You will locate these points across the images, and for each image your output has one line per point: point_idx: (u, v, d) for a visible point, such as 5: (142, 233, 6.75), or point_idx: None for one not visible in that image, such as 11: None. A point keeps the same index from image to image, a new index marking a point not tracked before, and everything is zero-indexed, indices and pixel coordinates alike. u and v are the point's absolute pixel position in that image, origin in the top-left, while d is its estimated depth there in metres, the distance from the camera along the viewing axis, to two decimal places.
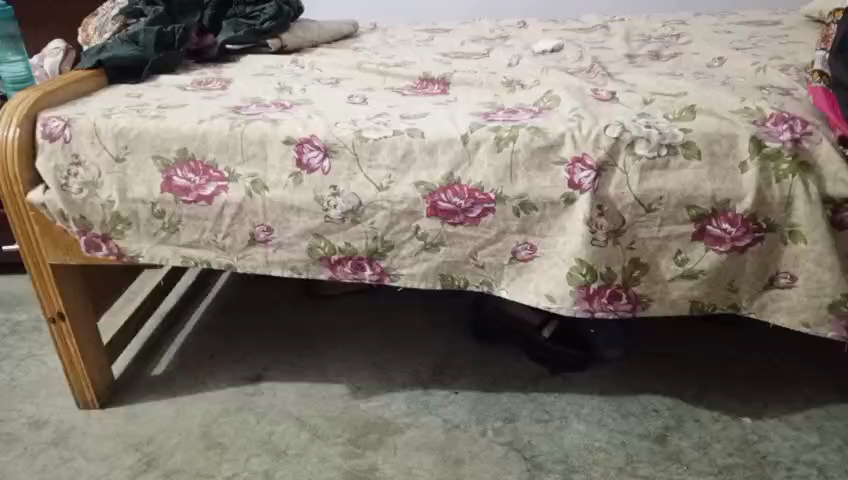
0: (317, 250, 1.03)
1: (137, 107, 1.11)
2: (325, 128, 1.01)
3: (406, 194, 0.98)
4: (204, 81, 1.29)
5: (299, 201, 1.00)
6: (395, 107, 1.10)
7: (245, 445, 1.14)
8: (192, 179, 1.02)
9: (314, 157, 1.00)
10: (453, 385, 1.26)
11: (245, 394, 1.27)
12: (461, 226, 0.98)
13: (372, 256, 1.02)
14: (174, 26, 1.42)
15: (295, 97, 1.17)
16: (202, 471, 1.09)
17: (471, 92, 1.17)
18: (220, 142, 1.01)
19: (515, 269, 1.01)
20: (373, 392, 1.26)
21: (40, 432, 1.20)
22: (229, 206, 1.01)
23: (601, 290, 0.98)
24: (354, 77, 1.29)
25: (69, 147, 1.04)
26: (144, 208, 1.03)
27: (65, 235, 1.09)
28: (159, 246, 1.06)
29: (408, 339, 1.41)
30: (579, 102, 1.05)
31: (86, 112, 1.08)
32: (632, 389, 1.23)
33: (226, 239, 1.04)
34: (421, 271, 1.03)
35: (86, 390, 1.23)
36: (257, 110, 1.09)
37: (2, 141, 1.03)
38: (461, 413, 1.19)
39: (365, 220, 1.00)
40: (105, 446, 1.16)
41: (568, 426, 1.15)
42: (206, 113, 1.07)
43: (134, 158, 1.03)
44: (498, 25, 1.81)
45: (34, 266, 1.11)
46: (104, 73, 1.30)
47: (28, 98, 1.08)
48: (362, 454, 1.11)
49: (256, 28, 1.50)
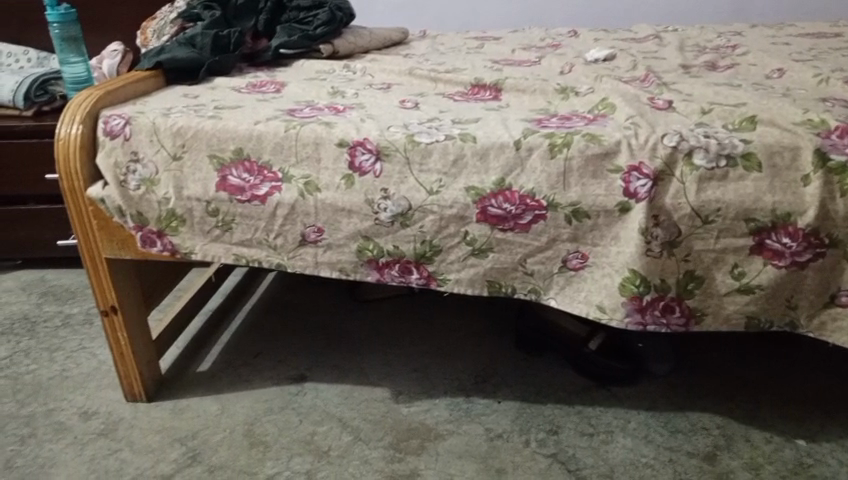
0: (365, 252, 1.03)
1: (195, 107, 1.13)
2: (378, 131, 1.02)
3: (456, 199, 0.97)
4: (259, 84, 1.31)
5: (350, 203, 1.01)
6: (446, 112, 1.10)
7: (287, 444, 1.15)
8: (247, 179, 1.03)
9: (366, 160, 1.00)
10: (496, 394, 1.25)
11: (288, 394, 1.28)
12: (511, 232, 0.98)
13: (419, 260, 1.02)
14: (230, 30, 1.45)
15: (347, 101, 1.18)
16: (245, 468, 1.10)
17: (523, 98, 1.16)
18: (275, 143, 1.03)
19: (565, 278, 1.00)
20: (415, 397, 1.26)
21: (90, 422, 1.23)
22: (281, 206, 1.02)
23: (654, 302, 0.96)
24: (404, 82, 1.30)
25: (128, 145, 1.07)
26: (199, 206, 1.05)
27: (121, 229, 1.11)
28: (212, 244, 1.07)
29: (450, 346, 1.40)
30: (635, 109, 1.03)
31: (146, 111, 1.11)
32: (680, 405, 1.20)
33: (278, 239, 1.05)
34: (468, 276, 1.02)
35: (134, 383, 1.25)
36: (311, 113, 1.10)
37: (65, 138, 1.07)
38: (504, 422, 1.18)
39: (414, 224, 1.00)
40: (151, 440, 1.18)
41: (613, 441, 1.13)
42: (261, 115, 1.08)
43: (190, 157, 1.05)
44: (548, 34, 1.81)
45: (90, 259, 1.14)
46: (162, 73, 1.33)
47: (90, 97, 1.12)
48: (404, 459, 1.11)
49: (310, 33, 1.52)
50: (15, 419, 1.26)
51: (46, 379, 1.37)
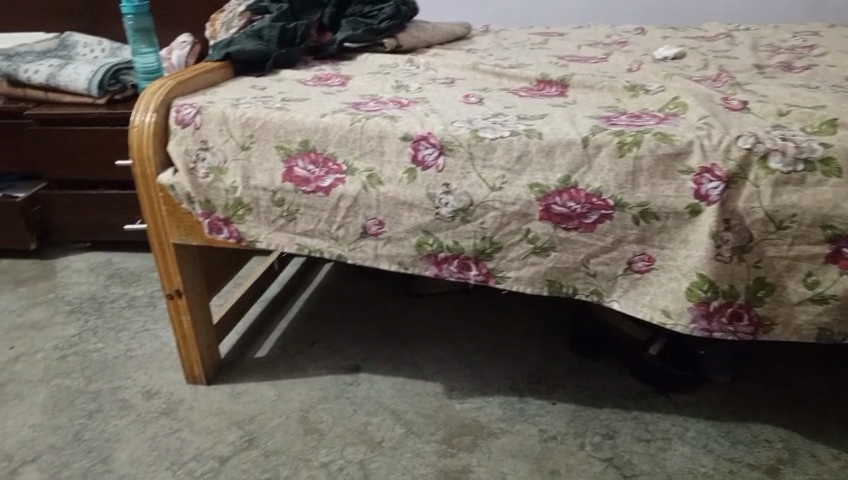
0: (425, 246, 1.03)
1: (263, 98, 1.15)
2: (442, 126, 1.01)
3: (519, 196, 0.96)
4: (324, 77, 1.32)
5: (412, 197, 1.01)
6: (511, 108, 1.09)
7: (341, 433, 1.17)
8: (312, 170, 1.05)
9: (429, 154, 1.00)
10: (550, 396, 1.24)
11: (342, 383, 1.29)
12: (575, 231, 0.96)
13: (479, 256, 1.01)
14: (297, 24, 1.47)
15: (411, 95, 1.17)
16: (300, 455, 1.12)
17: (590, 95, 1.14)
18: (340, 136, 1.04)
19: (629, 281, 0.98)
20: (468, 393, 1.25)
21: (152, 401, 1.27)
22: (345, 198, 1.03)
23: (722, 308, 0.93)
24: (468, 77, 1.29)
25: (198, 134, 1.10)
26: (265, 196, 1.07)
27: (189, 216, 1.14)
28: (276, 233, 1.09)
29: (504, 345, 1.40)
30: (708, 110, 1.00)
31: (216, 101, 1.13)
32: (742, 416, 1.16)
33: (340, 230, 1.06)
34: (528, 274, 1.01)
35: (195, 366, 1.29)
36: (376, 107, 1.10)
37: (140, 125, 1.11)
38: (558, 424, 1.17)
39: (476, 220, 0.99)
40: (210, 421, 1.21)
41: (671, 448, 1.10)
42: (328, 107, 1.09)
43: (258, 147, 1.07)
44: (614, 31, 1.77)
45: (158, 244, 1.18)
46: (231, 65, 1.37)
47: (163, 87, 1.15)
48: (456, 454, 1.11)
49: (374, 27, 1.52)
50: (83, 394, 1.31)
51: (111, 357, 1.43)
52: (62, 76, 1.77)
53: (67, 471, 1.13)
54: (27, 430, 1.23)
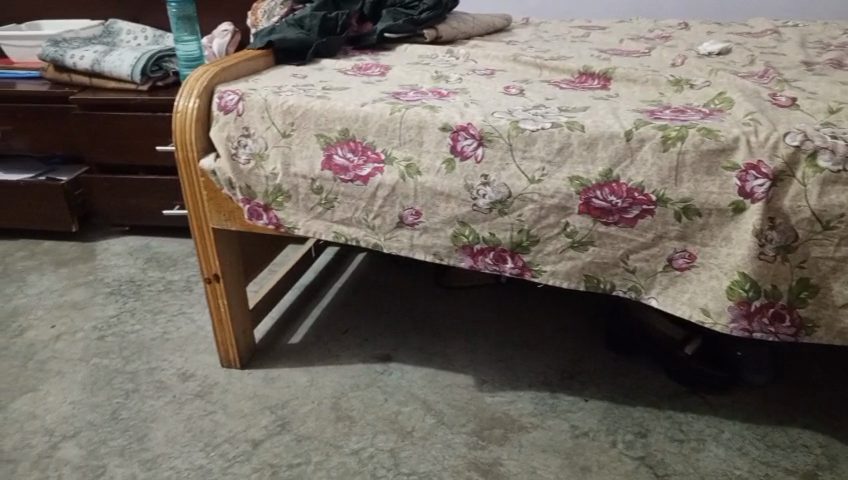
0: (460, 238, 1.03)
1: (304, 87, 1.16)
2: (482, 116, 1.00)
3: (558, 188, 0.95)
4: (364, 66, 1.33)
5: (450, 188, 1.01)
6: (553, 100, 1.08)
7: (372, 421, 1.17)
8: (351, 159, 1.05)
9: (469, 144, 0.99)
10: (583, 392, 1.23)
11: (374, 372, 1.30)
12: (616, 226, 0.95)
13: (515, 249, 1.01)
14: (338, 13, 1.48)
15: (451, 86, 1.16)
16: (331, 441, 1.13)
17: (633, 89, 1.13)
18: (380, 125, 1.04)
19: (669, 278, 0.97)
20: (500, 386, 1.25)
21: (188, 383, 1.30)
22: (382, 187, 1.04)
23: (763, 308, 0.92)
24: (508, 69, 1.28)
25: (240, 120, 1.11)
26: (304, 183, 1.08)
27: (229, 201, 1.16)
28: (314, 221, 1.10)
29: (536, 340, 1.39)
30: (755, 106, 0.98)
31: (258, 88, 1.14)
32: (779, 419, 1.14)
33: (376, 219, 1.06)
34: (565, 269, 1.00)
35: (230, 350, 1.31)
36: (416, 97, 1.10)
37: (183, 110, 1.12)
38: (590, 421, 1.16)
39: (513, 212, 0.98)
40: (244, 404, 1.23)
41: (705, 449, 1.09)
42: (368, 97, 1.10)
43: (298, 134, 1.08)
44: (657, 25, 1.74)
45: (198, 228, 1.20)
46: (272, 53, 1.38)
47: (206, 73, 1.17)
48: (487, 447, 1.11)
49: (415, 18, 1.53)
50: (121, 374, 1.34)
51: (148, 339, 1.45)
52: (107, 62, 1.80)
53: (105, 448, 1.15)
54: (66, 407, 1.26)
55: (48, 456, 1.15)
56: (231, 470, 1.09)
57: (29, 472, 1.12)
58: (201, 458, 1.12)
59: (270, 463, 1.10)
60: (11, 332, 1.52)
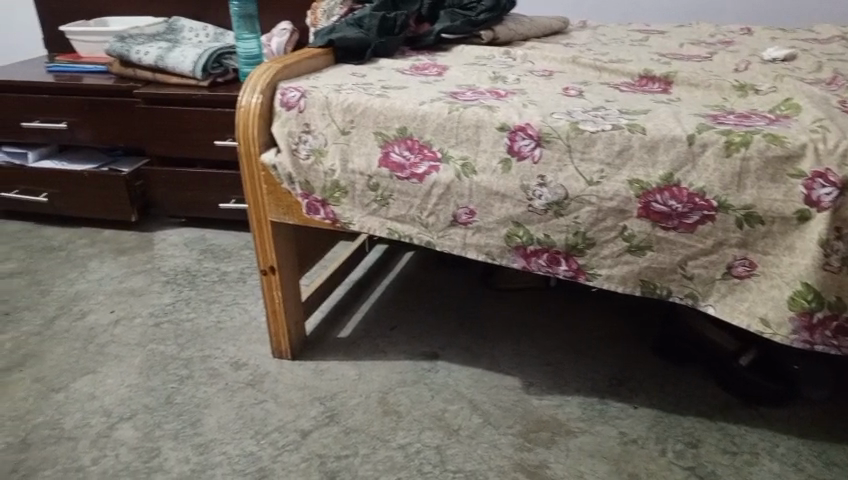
0: (514, 239, 1.03)
1: (363, 85, 1.18)
2: (540, 117, 1.00)
3: (618, 191, 0.95)
4: (421, 66, 1.34)
5: (505, 187, 1.01)
6: (613, 102, 1.07)
7: (419, 417, 1.18)
8: (408, 156, 1.06)
9: (526, 145, 0.99)
10: (632, 399, 1.21)
11: (421, 369, 1.31)
12: (674, 231, 0.94)
13: (570, 251, 1.00)
14: (397, 13, 1.49)
15: (509, 86, 1.16)
16: (378, 435, 1.15)
17: (695, 93, 1.11)
18: (437, 124, 1.04)
19: (727, 286, 0.95)
20: (547, 390, 1.25)
21: (240, 372, 1.33)
22: (438, 186, 1.05)
23: (826, 321, 0.89)
24: (567, 71, 1.27)
25: (302, 116, 1.14)
26: (361, 180, 1.10)
27: (288, 196, 1.19)
28: (369, 217, 1.12)
29: (584, 344, 1.38)
30: (824, 112, 0.95)
31: (320, 85, 1.17)
32: (838, 436, 1.11)
33: (430, 217, 1.07)
34: (620, 273, 0.99)
35: (282, 341, 1.34)
36: (474, 97, 1.10)
37: (246, 106, 1.15)
38: (639, 428, 1.14)
39: (569, 214, 0.98)
40: (294, 395, 1.25)
41: (758, 463, 1.06)
42: (426, 96, 1.10)
43: (357, 132, 1.10)
44: (719, 30, 1.71)
45: (257, 221, 1.23)
46: (332, 51, 1.40)
47: (269, 69, 1.20)
48: (534, 449, 1.11)
49: (472, 19, 1.53)
50: (176, 360, 1.38)
51: (203, 327, 1.49)
52: (170, 58, 1.86)
53: (160, 431, 1.19)
54: (124, 390, 1.30)
55: (106, 436, 1.19)
56: (280, 459, 1.11)
57: (89, 450, 1.16)
58: (251, 445, 1.14)
59: (318, 453, 1.12)
60: (73, 315, 1.58)
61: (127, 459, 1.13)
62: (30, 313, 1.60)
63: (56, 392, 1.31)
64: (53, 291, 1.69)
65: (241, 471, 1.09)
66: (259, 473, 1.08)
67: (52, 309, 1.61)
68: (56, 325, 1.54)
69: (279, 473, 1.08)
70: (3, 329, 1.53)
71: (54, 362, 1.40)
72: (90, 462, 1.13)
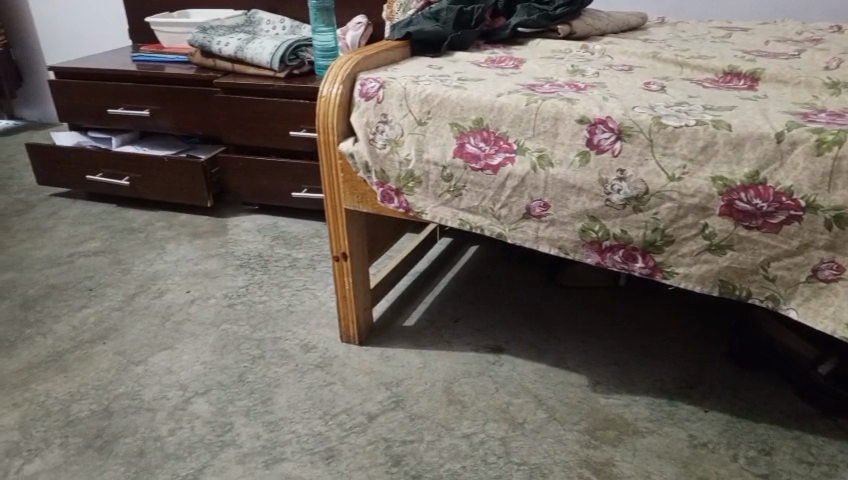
0: (589, 233, 1.02)
1: (441, 77, 1.19)
2: (622, 110, 0.98)
3: (700, 188, 0.93)
4: (498, 59, 1.34)
5: (583, 181, 1.00)
6: (696, 97, 1.05)
7: (483, 408, 1.19)
8: (483, 148, 1.07)
9: (606, 138, 0.98)
10: (702, 403, 1.19)
11: (485, 361, 1.32)
12: (757, 231, 0.92)
13: (647, 248, 0.99)
14: (474, 7, 1.50)
15: (588, 80, 1.15)
16: (443, 423, 1.16)
17: (783, 91, 1.08)
18: (515, 116, 1.04)
19: (812, 290, 0.92)
20: (614, 389, 1.23)
21: (309, 354, 1.37)
22: (512, 177, 1.05)
23: None
24: (647, 66, 1.25)
25: (380, 107, 1.16)
26: (436, 170, 1.11)
27: (363, 184, 1.22)
28: (442, 207, 1.13)
29: (654, 344, 1.36)
30: None
31: (398, 76, 1.19)
32: None
33: (503, 209, 1.07)
34: (699, 272, 0.98)
35: (350, 326, 1.37)
36: (552, 89, 1.10)
37: (327, 96, 1.19)
38: (709, 432, 1.12)
39: (648, 210, 0.97)
40: (361, 379, 1.28)
41: (837, 475, 1.02)
42: (503, 88, 1.10)
43: (434, 122, 1.11)
44: (806, 27, 1.65)
45: (332, 208, 1.27)
46: (409, 44, 1.42)
47: (350, 60, 1.23)
48: (600, 447, 1.10)
49: (550, 14, 1.53)
50: (248, 340, 1.43)
51: (274, 309, 1.54)
52: (249, 49, 1.92)
53: (232, 407, 1.23)
54: (199, 366, 1.36)
55: (182, 409, 1.24)
56: (347, 440, 1.14)
57: (166, 421, 1.21)
58: (320, 425, 1.17)
59: (384, 437, 1.14)
60: (151, 293, 1.65)
61: (201, 431, 1.18)
62: (112, 289, 1.68)
63: (136, 365, 1.37)
64: (133, 270, 1.77)
65: (310, 449, 1.12)
66: (327, 453, 1.11)
67: (133, 287, 1.69)
68: (136, 301, 1.62)
69: (346, 454, 1.11)
70: (87, 304, 1.62)
71: (134, 337, 1.47)
72: (167, 432, 1.19)
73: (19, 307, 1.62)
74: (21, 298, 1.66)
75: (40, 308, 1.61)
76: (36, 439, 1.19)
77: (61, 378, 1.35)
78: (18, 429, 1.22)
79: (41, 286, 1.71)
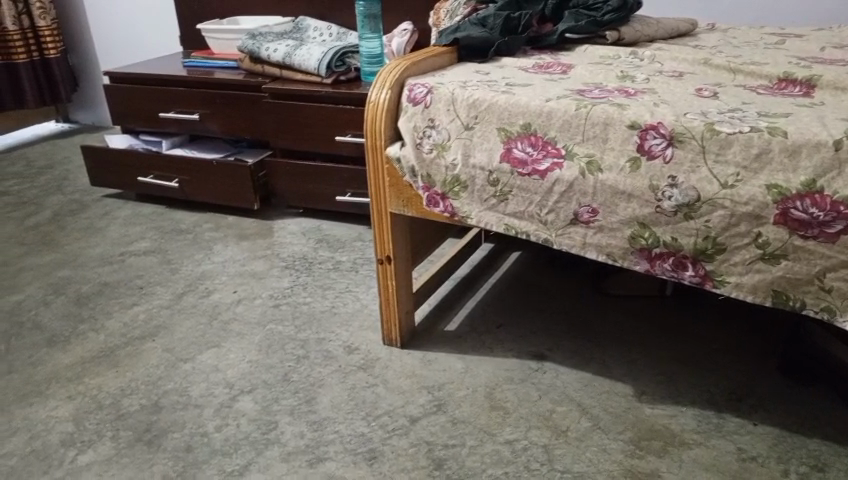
0: (638, 240, 1.01)
1: (488, 82, 1.19)
2: (674, 116, 0.97)
3: (754, 195, 0.91)
4: (545, 64, 1.34)
5: (633, 187, 0.99)
6: (750, 104, 1.03)
7: (526, 415, 1.19)
8: (530, 153, 1.07)
9: (657, 144, 0.97)
10: (751, 416, 1.16)
11: (528, 369, 1.31)
12: (813, 240, 0.90)
13: (697, 256, 0.98)
14: (521, 13, 1.50)
15: (638, 86, 1.14)
16: (485, 429, 1.16)
17: (840, 98, 1.06)
18: (564, 121, 1.04)
19: None
20: (661, 399, 1.21)
21: (352, 356, 1.38)
22: (560, 183, 1.04)
23: None
24: (698, 72, 1.24)
25: (427, 112, 1.17)
26: (482, 175, 1.11)
27: (409, 188, 1.23)
28: (488, 212, 1.13)
29: (701, 354, 1.33)
30: None
31: (446, 81, 1.20)
32: None
33: (550, 215, 1.07)
34: (751, 282, 0.96)
35: (393, 329, 1.38)
36: (601, 95, 1.09)
37: (376, 101, 1.21)
38: (759, 446, 1.09)
39: (700, 217, 0.95)
40: (403, 382, 1.29)
41: None
42: (552, 93, 1.10)
43: (481, 127, 1.11)
44: None
45: (377, 212, 1.28)
46: (456, 50, 1.43)
47: (398, 66, 1.24)
48: (645, 457, 1.08)
49: (598, 19, 1.51)
50: (293, 340, 1.45)
51: (318, 311, 1.56)
52: (297, 55, 1.95)
53: (277, 406, 1.25)
54: (245, 365, 1.38)
55: (228, 406, 1.26)
56: (390, 442, 1.15)
57: (213, 418, 1.24)
58: (363, 426, 1.19)
59: (427, 440, 1.14)
60: (200, 292, 1.69)
61: (247, 429, 1.20)
62: (161, 288, 1.72)
63: (184, 362, 1.41)
64: (181, 270, 1.82)
65: (353, 450, 1.13)
66: (369, 454, 1.12)
67: (182, 286, 1.73)
68: (185, 300, 1.65)
69: (388, 456, 1.11)
70: (138, 301, 1.66)
71: (182, 334, 1.51)
72: (214, 429, 1.21)
73: (73, 303, 1.68)
74: (75, 295, 1.72)
75: (93, 305, 1.67)
76: (90, 431, 1.23)
77: (112, 373, 1.39)
78: (73, 421, 1.26)
79: (95, 284, 1.76)
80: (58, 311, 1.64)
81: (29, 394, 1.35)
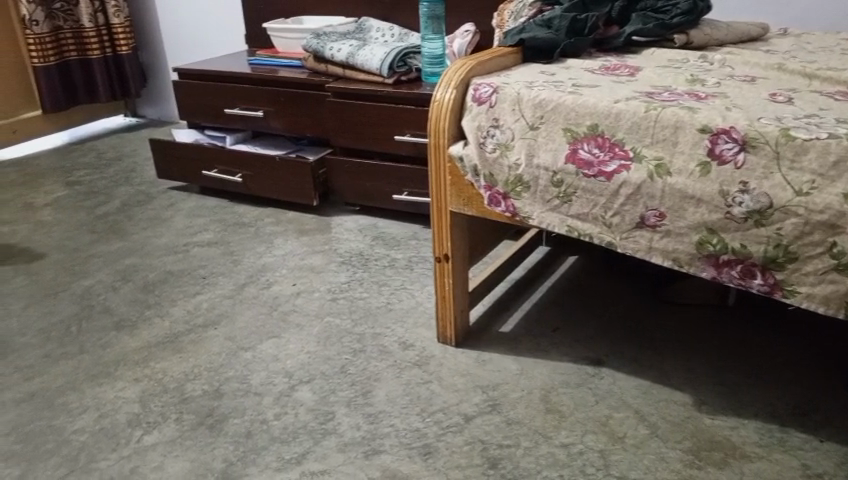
0: (706, 246, 1.00)
1: (554, 83, 1.19)
2: (747, 121, 0.95)
3: (830, 204, 0.89)
4: (611, 67, 1.33)
5: (702, 192, 0.97)
6: (827, 110, 1.00)
7: (582, 420, 1.18)
8: (596, 154, 1.06)
9: (729, 149, 0.95)
10: (817, 432, 1.12)
11: (585, 373, 1.30)
12: None
13: (767, 264, 0.96)
14: (588, 15, 1.49)
15: (709, 89, 1.12)
16: (540, 431, 1.16)
17: None
18: (632, 122, 1.03)
19: None
20: (721, 410, 1.19)
21: (407, 352, 1.40)
22: (626, 185, 1.03)
23: None
24: (771, 76, 1.21)
25: (492, 111, 1.17)
26: (545, 176, 1.11)
27: (470, 187, 1.24)
28: (549, 213, 1.13)
29: (764, 366, 1.30)
30: None
31: (511, 81, 1.20)
32: None
33: (614, 217, 1.06)
34: (823, 293, 0.93)
35: (448, 327, 1.39)
36: (671, 97, 1.08)
37: (440, 100, 1.22)
38: (825, 463, 1.06)
39: (771, 224, 0.93)
40: (458, 380, 1.30)
41: None
42: (620, 95, 1.09)
43: (546, 127, 1.11)
44: None
45: (437, 210, 1.29)
46: (521, 51, 1.43)
47: (464, 65, 1.25)
48: (703, 468, 1.06)
49: (665, 22, 1.49)
50: (350, 334, 1.47)
51: (374, 306, 1.58)
52: (360, 55, 1.98)
53: (334, 397, 1.28)
54: (303, 355, 1.41)
55: (287, 395, 1.30)
56: (444, 438, 1.15)
57: (272, 406, 1.27)
58: (417, 422, 1.20)
59: (481, 439, 1.15)
60: (260, 284, 1.73)
61: (304, 418, 1.23)
62: (223, 279, 1.77)
63: (245, 350, 1.45)
64: (243, 261, 1.87)
65: (407, 444, 1.15)
66: (424, 449, 1.14)
67: (243, 277, 1.78)
68: (245, 291, 1.70)
69: (442, 452, 1.13)
70: (201, 291, 1.72)
71: (243, 324, 1.55)
72: (273, 416, 1.24)
73: (140, 289, 1.74)
74: (142, 282, 1.78)
75: (158, 292, 1.73)
76: (155, 413, 1.28)
77: (176, 358, 1.44)
78: (139, 402, 1.31)
79: (161, 272, 1.83)
80: (125, 297, 1.71)
81: (98, 374, 1.41)
